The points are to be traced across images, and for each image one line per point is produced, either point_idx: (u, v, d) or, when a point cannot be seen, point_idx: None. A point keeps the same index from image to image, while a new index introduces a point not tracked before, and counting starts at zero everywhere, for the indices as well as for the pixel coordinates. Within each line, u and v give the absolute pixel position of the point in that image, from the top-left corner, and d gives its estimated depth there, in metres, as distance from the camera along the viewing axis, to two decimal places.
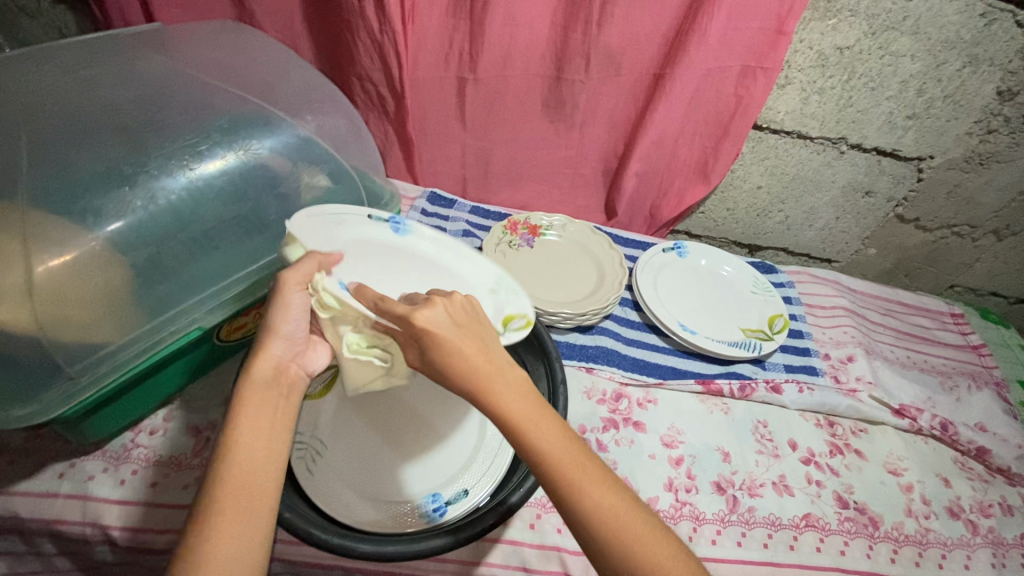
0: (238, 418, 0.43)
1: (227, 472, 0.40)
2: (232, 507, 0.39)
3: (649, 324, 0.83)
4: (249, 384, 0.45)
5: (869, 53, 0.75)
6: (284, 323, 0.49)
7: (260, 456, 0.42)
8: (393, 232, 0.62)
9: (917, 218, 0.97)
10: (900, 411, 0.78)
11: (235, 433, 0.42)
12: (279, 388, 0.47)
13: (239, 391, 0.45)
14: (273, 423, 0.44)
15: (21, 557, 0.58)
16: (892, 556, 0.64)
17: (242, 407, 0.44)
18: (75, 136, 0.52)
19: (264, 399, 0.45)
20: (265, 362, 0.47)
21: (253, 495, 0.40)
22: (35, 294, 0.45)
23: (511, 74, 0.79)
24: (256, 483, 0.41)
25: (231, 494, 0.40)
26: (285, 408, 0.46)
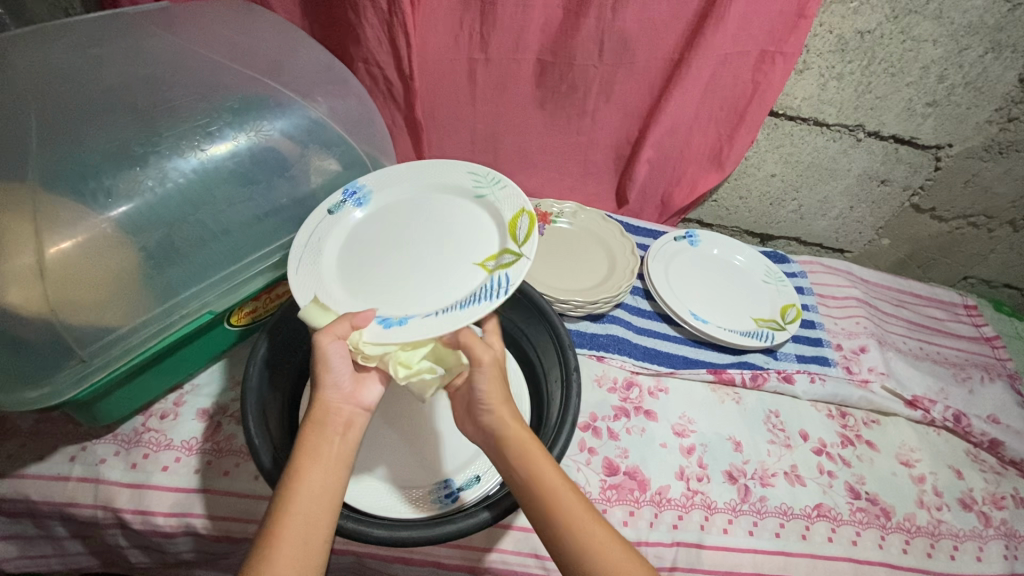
0: (298, 463, 0.44)
1: (285, 515, 0.41)
2: (291, 546, 0.40)
3: (660, 313, 0.82)
4: (308, 427, 0.46)
5: (891, 38, 0.74)
6: (327, 372, 0.47)
7: (316, 498, 0.42)
8: (360, 207, 0.61)
9: (933, 208, 0.95)
10: (913, 402, 0.77)
11: (294, 476, 0.43)
12: (337, 427, 0.47)
13: (299, 434, 0.46)
14: (329, 465, 0.44)
15: (33, 540, 0.58)
16: (904, 547, 0.63)
17: (302, 454, 0.44)
18: (85, 116, 0.51)
19: (323, 439, 0.46)
20: (320, 406, 0.47)
21: (311, 536, 0.41)
22: (45, 275, 0.45)
23: (524, 58, 0.78)
24: (313, 525, 0.41)
25: (291, 535, 0.40)
26: (341, 449, 0.46)
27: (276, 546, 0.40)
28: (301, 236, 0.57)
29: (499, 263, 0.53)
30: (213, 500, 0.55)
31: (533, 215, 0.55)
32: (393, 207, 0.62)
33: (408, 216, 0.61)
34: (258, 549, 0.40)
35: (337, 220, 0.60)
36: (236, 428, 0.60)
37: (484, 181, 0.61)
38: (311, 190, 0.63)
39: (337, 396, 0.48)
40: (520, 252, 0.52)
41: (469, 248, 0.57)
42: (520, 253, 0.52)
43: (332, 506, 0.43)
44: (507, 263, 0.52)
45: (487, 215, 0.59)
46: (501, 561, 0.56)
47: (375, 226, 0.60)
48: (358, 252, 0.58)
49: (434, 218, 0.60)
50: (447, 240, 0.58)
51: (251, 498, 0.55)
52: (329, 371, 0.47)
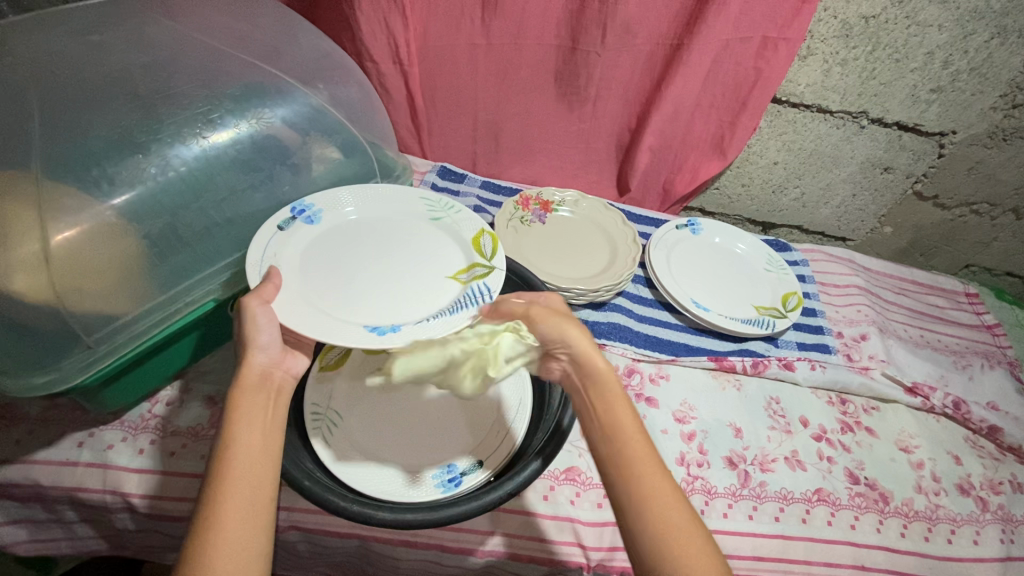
0: (233, 427, 0.43)
1: (228, 476, 0.40)
2: (237, 507, 0.39)
3: (661, 301, 0.82)
4: (239, 391, 0.45)
5: (896, 23, 0.73)
6: (260, 336, 0.47)
7: (258, 458, 0.42)
8: (311, 224, 0.58)
9: (936, 196, 0.95)
10: (913, 389, 0.77)
11: (230, 438, 0.42)
12: (266, 390, 0.46)
13: (230, 398, 0.45)
14: (264, 428, 0.44)
15: (43, 524, 0.59)
16: (902, 531, 0.64)
17: (234, 421, 0.43)
18: (87, 103, 0.51)
19: (255, 403, 0.45)
20: (250, 370, 0.46)
21: (257, 496, 0.41)
22: (51, 263, 0.45)
23: (525, 44, 0.78)
24: (256, 489, 0.41)
25: (236, 496, 0.40)
26: (272, 414, 0.45)
27: (222, 507, 0.39)
28: (256, 250, 0.52)
29: (471, 276, 0.56)
30: None
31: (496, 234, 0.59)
32: (345, 223, 0.60)
33: (361, 234, 0.59)
34: (198, 525, 0.39)
35: (291, 236, 0.55)
36: None
37: (438, 207, 0.63)
38: (314, 178, 0.62)
39: (267, 361, 0.48)
40: (492, 265, 0.56)
41: (430, 268, 0.57)
42: (492, 266, 0.56)
43: (272, 465, 0.43)
44: (480, 276, 0.55)
45: (445, 236, 0.60)
46: (504, 545, 0.57)
47: (326, 242, 0.57)
48: (314, 266, 0.54)
49: (384, 241, 0.59)
50: (407, 259, 0.58)
51: None
52: (260, 334, 0.47)
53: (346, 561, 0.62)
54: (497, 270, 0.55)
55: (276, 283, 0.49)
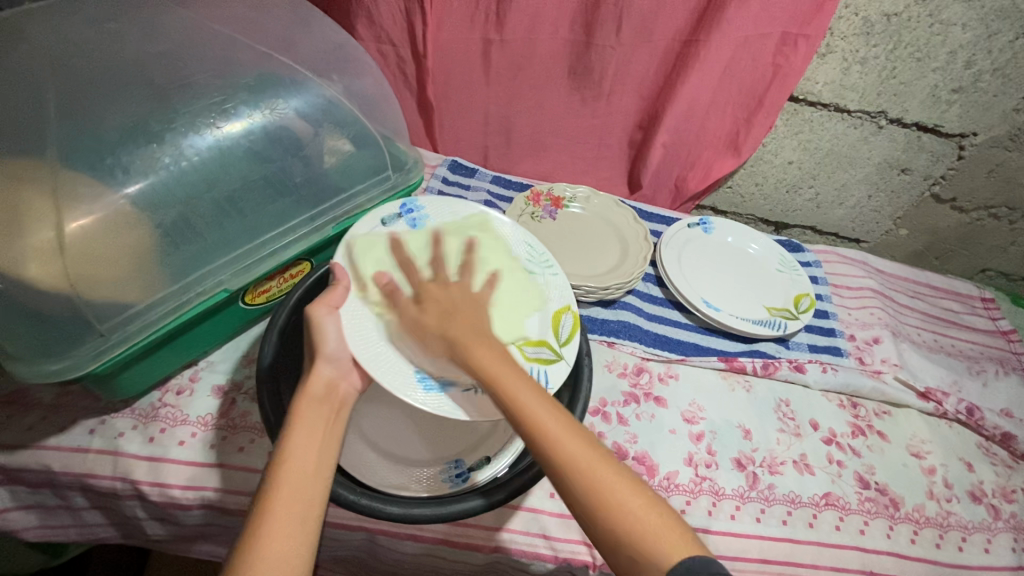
0: (292, 435, 0.44)
1: (283, 485, 0.42)
2: (287, 515, 0.41)
3: (671, 300, 0.82)
4: (303, 400, 0.47)
5: (918, 21, 0.72)
6: (326, 345, 0.50)
7: (312, 470, 0.43)
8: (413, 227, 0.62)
9: (954, 199, 0.94)
10: (925, 394, 0.76)
11: (288, 446, 0.44)
12: (330, 401, 0.48)
13: (293, 407, 0.47)
14: (323, 437, 0.46)
15: (54, 509, 0.60)
16: (912, 537, 0.64)
17: (295, 426, 0.45)
18: (102, 91, 0.51)
19: (316, 414, 0.47)
20: (316, 380, 0.48)
21: (306, 507, 0.42)
22: (66, 251, 0.46)
23: (539, 38, 0.77)
24: (307, 494, 0.42)
25: (288, 504, 0.41)
26: (332, 423, 0.47)
27: (274, 514, 0.40)
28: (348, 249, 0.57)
29: (537, 354, 0.57)
30: (228, 474, 0.56)
31: (576, 319, 0.60)
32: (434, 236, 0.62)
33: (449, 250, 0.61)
34: (251, 525, 0.40)
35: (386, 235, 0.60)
36: (251, 405, 0.61)
37: (536, 260, 0.64)
38: (325, 170, 0.61)
39: (332, 374, 0.50)
40: (560, 354, 0.57)
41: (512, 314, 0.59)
42: (558, 355, 0.57)
43: (325, 477, 0.44)
44: (545, 359, 0.57)
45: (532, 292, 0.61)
46: (510, 541, 0.57)
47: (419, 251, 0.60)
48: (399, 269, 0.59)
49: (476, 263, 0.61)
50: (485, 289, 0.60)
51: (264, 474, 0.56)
52: (327, 342, 0.50)
53: (351, 553, 0.62)
54: (562, 363, 0.57)
55: (344, 289, 0.53)
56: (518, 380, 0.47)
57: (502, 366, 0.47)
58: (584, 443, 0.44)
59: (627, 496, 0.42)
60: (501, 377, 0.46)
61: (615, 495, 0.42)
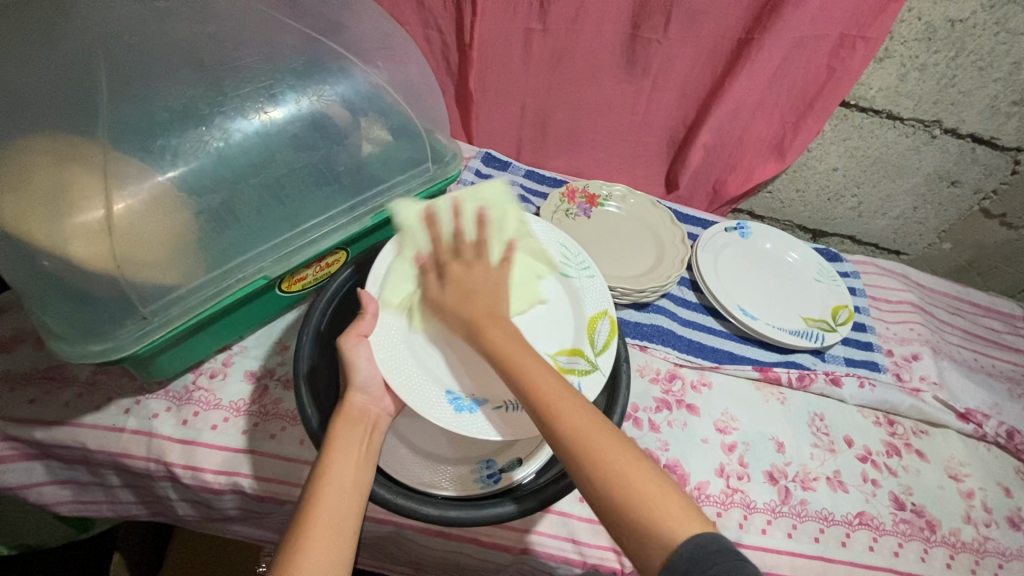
0: (326, 458, 0.45)
1: (315, 510, 0.42)
2: (320, 538, 0.41)
3: (706, 305, 0.80)
4: (337, 422, 0.47)
5: (984, 28, 0.69)
6: (356, 376, 0.49)
7: (345, 494, 0.43)
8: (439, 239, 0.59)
9: (1003, 214, 0.91)
10: (965, 415, 0.74)
11: (322, 470, 0.44)
12: (364, 424, 0.47)
13: (329, 429, 0.47)
14: (357, 463, 0.45)
15: (87, 485, 0.60)
16: (947, 562, 0.62)
17: (331, 450, 0.45)
18: (151, 70, 0.51)
19: (351, 436, 0.46)
20: (350, 404, 0.48)
21: (340, 530, 0.42)
22: (114, 232, 0.45)
23: (583, 31, 0.75)
24: (340, 520, 0.42)
25: (321, 526, 0.41)
26: (367, 448, 0.47)
27: (306, 537, 0.41)
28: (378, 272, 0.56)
29: (570, 364, 0.53)
30: (260, 461, 0.56)
31: (615, 325, 0.56)
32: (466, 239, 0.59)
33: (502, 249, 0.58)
34: (286, 546, 0.41)
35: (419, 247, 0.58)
36: (283, 393, 0.61)
37: (572, 263, 0.61)
38: (365, 158, 0.60)
39: (366, 398, 0.49)
40: (595, 363, 0.54)
41: (545, 325, 0.56)
42: (594, 364, 0.53)
43: (359, 500, 0.44)
44: (581, 370, 0.53)
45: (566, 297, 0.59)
46: (540, 544, 0.56)
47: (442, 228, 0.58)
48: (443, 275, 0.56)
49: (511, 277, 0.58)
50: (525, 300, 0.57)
51: (295, 463, 0.56)
52: (359, 371, 0.49)
53: (377, 544, 0.63)
54: (598, 373, 0.53)
55: (371, 317, 0.51)
56: (530, 357, 0.48)
57: (515, 346, 0.48)
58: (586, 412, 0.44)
59: (628, 466, 0.42)
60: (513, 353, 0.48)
61: (616, 460, 0.42)
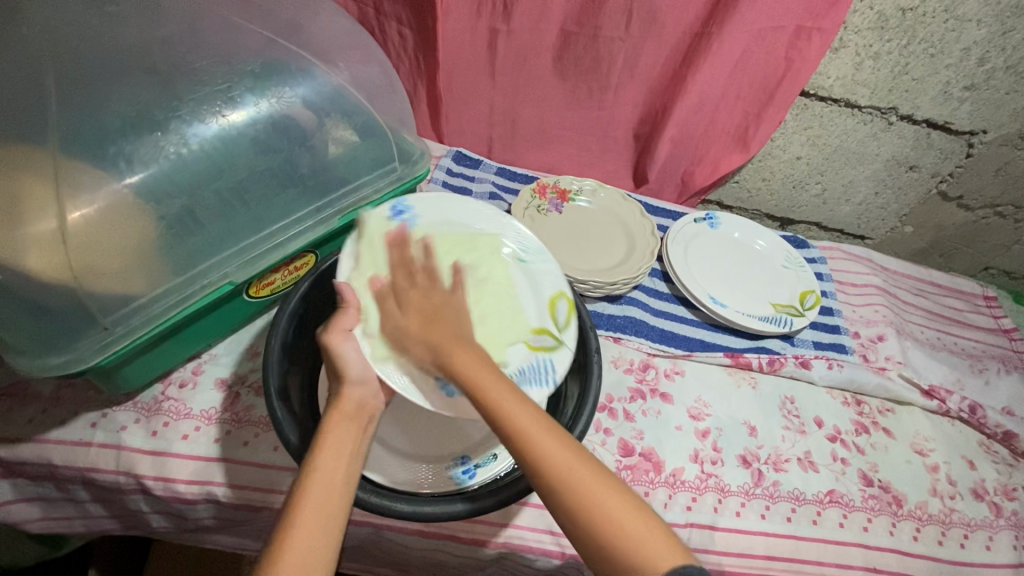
0: (315, 452, 0.44)
1: (303, 500, 0.42)
2: (306, 533, 0.40)
3: (677, 295, 0.81)
4: (331, 418, 0.46)
5: (934, 16, 0.71)
6: (349, 370, 0.49)
7: (336, 483, 0.43)
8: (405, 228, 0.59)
9: (960, 196, 0.94)
10: (929, 392, 0.77)
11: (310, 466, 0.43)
12: (359, 419, 0.47)
13: (322, 424, 0.46)
14: (349, 453, 0.45)
15: (55, 503, 0.59)
16: (915, 535, 0.64)
17: (324, 439, 0.45)
18: (104, 77, 0.50)
19: (344, 431, 0.46)
20: (348, 398, 0.48)
21: (327, 520, 0.41)
22: (68, 240, 0.45)
23: (547, 29, 0.75)
24: (328, 508, 0.42)
25: (309, 516, 0.41)
26: (359, 439, 0.46)
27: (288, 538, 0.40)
28: (344, 261, 0.54)
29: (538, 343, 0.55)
30: (233, 469, 0.56)
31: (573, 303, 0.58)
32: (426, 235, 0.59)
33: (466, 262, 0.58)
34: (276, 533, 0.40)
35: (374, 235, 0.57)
36: (255, 399, 0.60)
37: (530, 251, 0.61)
38: (331, 160, 0.60)
39: (364, 391, 0.49)
40: (560, 340, 0.55)
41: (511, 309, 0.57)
42: (561, 341, 0.55)
43: (348, 491, 0.43)
44: (546, 347, 0.55)
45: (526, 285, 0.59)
46: (517, 537, 0.57)
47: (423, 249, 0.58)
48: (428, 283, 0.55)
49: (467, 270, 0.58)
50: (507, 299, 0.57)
51: (270, 469, 0.56)
52: (351, 368, 0.49)
53: (357, 546, 0.62)
54: (564, 349, 0.54)
55: (353, 310, 0.51)
56: (498, 387, 0.45)
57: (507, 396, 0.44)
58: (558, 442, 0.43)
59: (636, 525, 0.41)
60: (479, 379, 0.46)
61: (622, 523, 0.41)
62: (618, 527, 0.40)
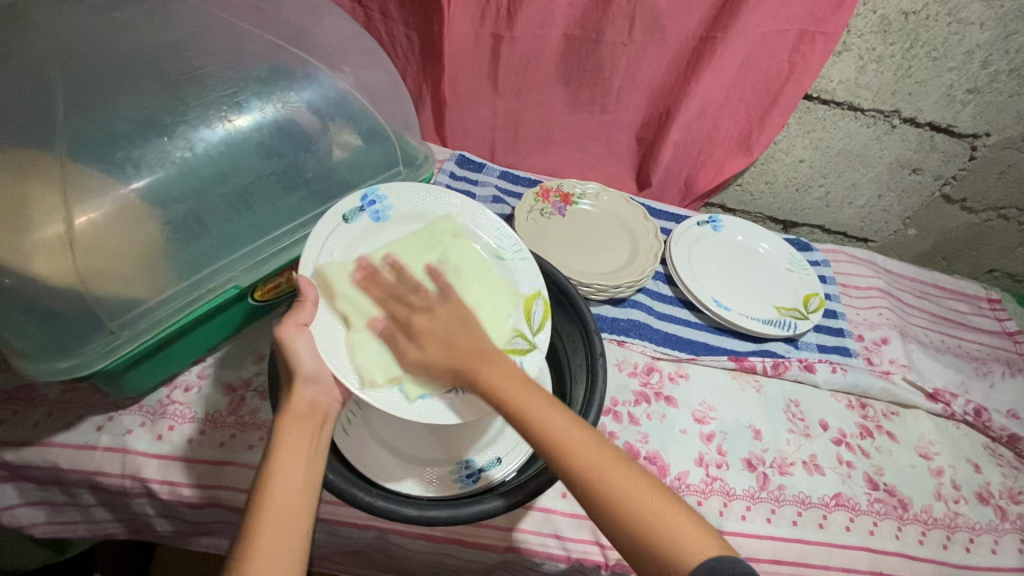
0: (274, 456, 0.44)
1: (268, 507, 0.41)
2: (275, 538, 0.40)
3: (681, 299, 0.81)
4: (284, 421, 0.46)
5: (937, 19, 0.71)
6: (304, 366, 0.48)
7: (297, 488, 0.43)
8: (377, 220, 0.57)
9: (964, 199, 0.94)
10: (934, 395, 0.77)
11: (269, 470, 0.43)
12: (313, 419, 0.47)
13: (275, 429, 0.46)
14: (307, 458, 0.45)
15: (61, 507, 0.59)
16: (920, 538, 0.64)
17: (281, 445, 0.45)
18: (111, 83, 0.50)
19: (299, 432, 0.46)
20: (299, 400, 0.48)
21: (294, 525, 0.41)
22: (75, 245, 0.45)
23: (550, 33, 0.76)
24: (295, 514, 0.41)
25: (276, 522, 0.41)
26: (314, 442, 0.46)
27: (256, 544, 0.39)
28: (313, 248, 0.52)
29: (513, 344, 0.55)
30: (238, 473, 0.56)
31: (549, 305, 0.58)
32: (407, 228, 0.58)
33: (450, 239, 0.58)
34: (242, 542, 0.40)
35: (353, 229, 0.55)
36: (260, 403, 0.60)
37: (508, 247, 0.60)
38: (335, 164, 0.60)
39: (316, 391, 0.49)
40: (533, 342, 0.55)
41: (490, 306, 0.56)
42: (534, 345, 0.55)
43: (311, 495, 0.43)
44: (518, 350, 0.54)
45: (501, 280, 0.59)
46: (523, 541, 0.56)
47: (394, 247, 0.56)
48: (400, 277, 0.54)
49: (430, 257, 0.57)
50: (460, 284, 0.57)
51: None
52: (305, 362, 0.48)
53: (361, 550, 0.62)
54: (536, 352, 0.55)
55: (312, 304, 0.49)
56: (532, 392, 0.45)
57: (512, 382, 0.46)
58: (595, 442, 0.44)
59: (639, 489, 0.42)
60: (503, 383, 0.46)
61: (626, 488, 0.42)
62: (656, 524, 0.40)
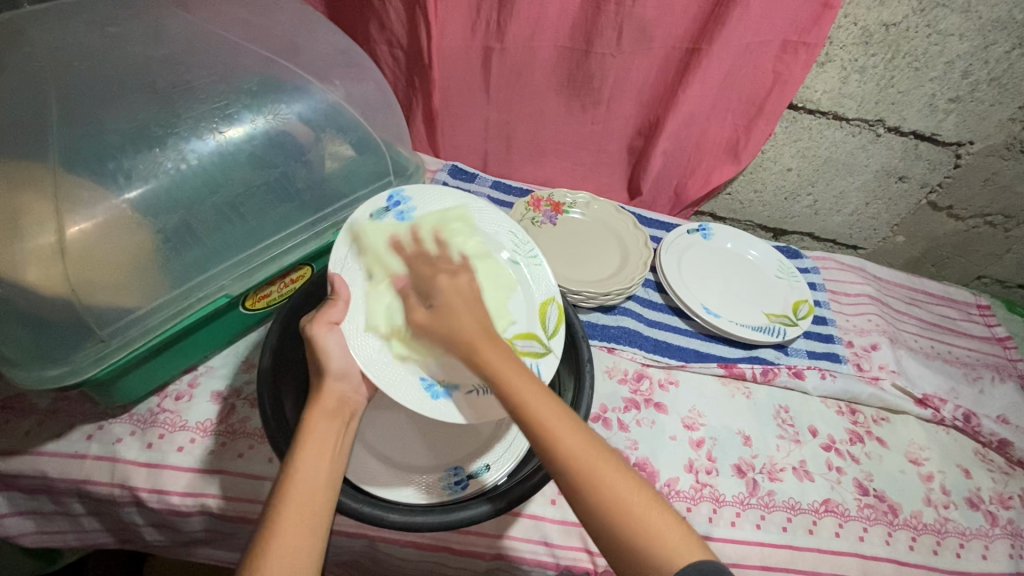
0: (298, 447, 0.43)
1: (288, 499, 0.40)
2: (293, 530, 0.39)
3: (671, 306, 0.82)
4: (313, 413, 0.46)
5: (917, 31, 0.72)
6: (331, 361, 0.49)
7: (318, 480, 0.42)
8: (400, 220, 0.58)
9: (950, 207, 0.95)
10: (923, 401, 0.77)
11: (290, 464, 0.42)
12: (340, 415, 0.47)
13: (302, 421, 0.46)
14: (332, 452, 0.44)
15: (50, 516, 0.59)
16: (911, 544, 0.64)
17: (307, 436, 0.44)
18: (105, 96, 0.51)
19: (327, 427, 0.46)
20: (328, 394, 0.48)
21: (314, 515, 0.40)
22: (66, 255, 0.45)
23: (539, 45, 0.77)
24: (314, 505, 0.41)
25: (294, 515, 0.40)
26: (342, 437, 0.46)
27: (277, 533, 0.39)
28: (340, 250, 0.55)
29: (528, 347, 0.56)
30: (228, 480, 0.56)
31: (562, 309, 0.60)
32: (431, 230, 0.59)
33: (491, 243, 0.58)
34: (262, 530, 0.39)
35: (376, 230, 0.57)
36: (250, 411, 0.61)
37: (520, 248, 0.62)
38: (327, 174, 0.61)
39: (344, 386, 0.49)
40: (549, 346, 0.57)
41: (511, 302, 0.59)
42: (547, 346, 0.57)
43: (333, 489, 0.43)
44: (535, 352, 0.56)
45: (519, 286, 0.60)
46: (512, 549, 0.56)
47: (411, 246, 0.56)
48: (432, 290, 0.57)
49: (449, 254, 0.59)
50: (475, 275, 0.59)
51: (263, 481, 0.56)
52: (331, 359, 0.49)
53: (351, 560, 0.62)
54: (551, 355, 0.56)
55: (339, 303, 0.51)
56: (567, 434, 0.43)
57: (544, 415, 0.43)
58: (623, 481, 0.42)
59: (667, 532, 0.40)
60: (554, 438, 0.42)
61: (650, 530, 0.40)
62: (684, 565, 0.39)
